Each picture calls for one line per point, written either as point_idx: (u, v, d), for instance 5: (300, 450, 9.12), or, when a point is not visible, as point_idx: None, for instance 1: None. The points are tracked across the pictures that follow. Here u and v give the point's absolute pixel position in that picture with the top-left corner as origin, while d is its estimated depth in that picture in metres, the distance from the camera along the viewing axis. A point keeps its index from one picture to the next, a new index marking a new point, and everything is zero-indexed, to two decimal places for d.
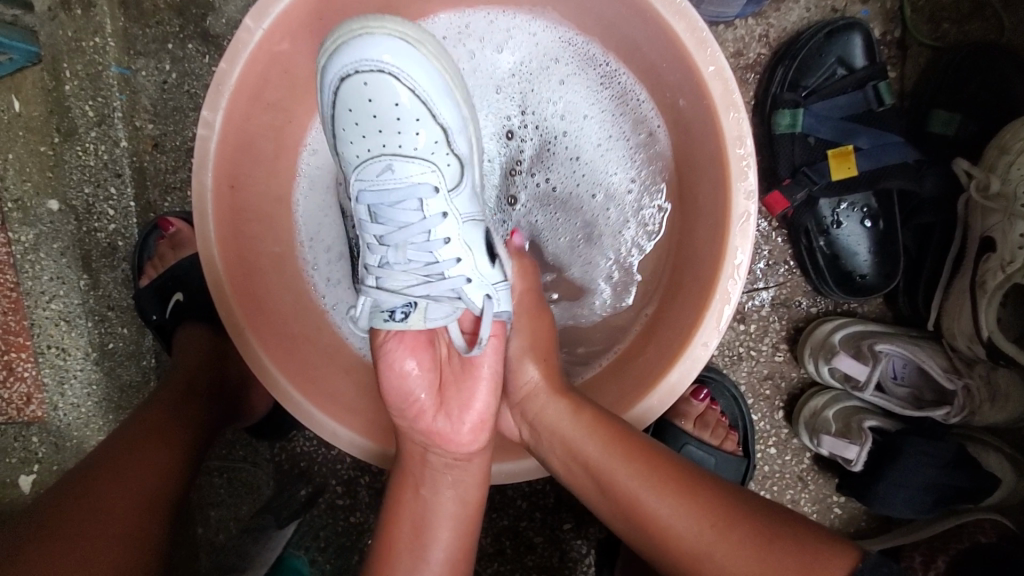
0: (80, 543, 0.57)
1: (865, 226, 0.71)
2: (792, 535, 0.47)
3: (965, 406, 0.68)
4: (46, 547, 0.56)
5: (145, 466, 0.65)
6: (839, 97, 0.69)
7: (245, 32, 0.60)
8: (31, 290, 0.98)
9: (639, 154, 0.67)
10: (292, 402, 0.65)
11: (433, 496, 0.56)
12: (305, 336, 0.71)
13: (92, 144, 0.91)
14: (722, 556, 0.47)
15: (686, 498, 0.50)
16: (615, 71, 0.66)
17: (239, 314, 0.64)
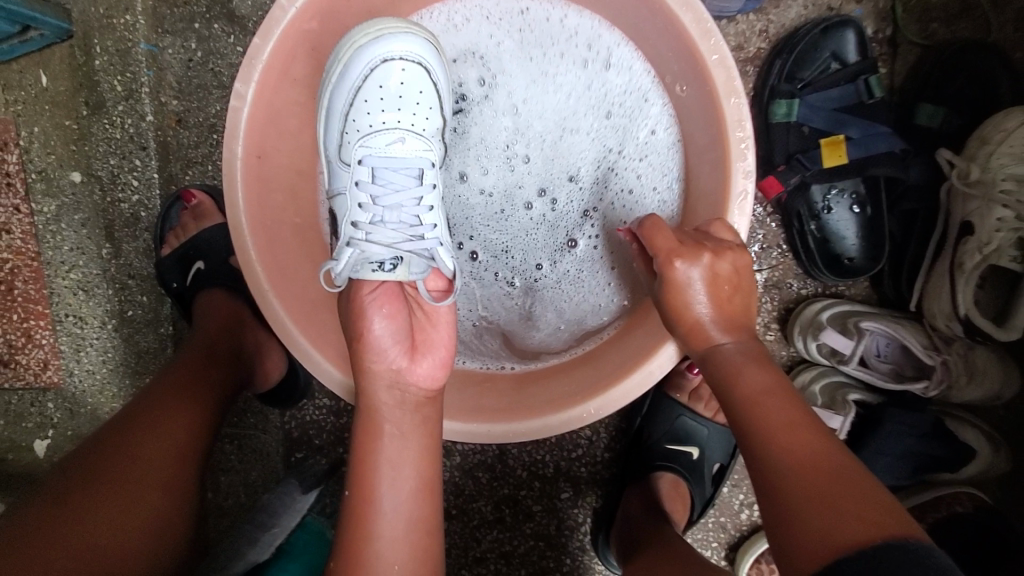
0: (118, 492, 0.61)
1: (854, 212, 0.76)
2: (848, 502, 0.43)
3: (943, 380, 0.72)
4: (87, 493, 0.60)
5: (174, 422, 0.68)
6: (832, 89, 0.74)
7: (279, 10, 0.64)
8: (52, 261, 1.03)
9: (643, 140, 0.74)
10: (307, 356, 0.70)
11: (401, 432, 0.59)
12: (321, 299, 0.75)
13: (118, 117, 0.95)
14: (772, 501, 0.46)
15: (759, 443, 0.50)
16: (628, 62, 0.73)
17: (259, 269, 0.68)
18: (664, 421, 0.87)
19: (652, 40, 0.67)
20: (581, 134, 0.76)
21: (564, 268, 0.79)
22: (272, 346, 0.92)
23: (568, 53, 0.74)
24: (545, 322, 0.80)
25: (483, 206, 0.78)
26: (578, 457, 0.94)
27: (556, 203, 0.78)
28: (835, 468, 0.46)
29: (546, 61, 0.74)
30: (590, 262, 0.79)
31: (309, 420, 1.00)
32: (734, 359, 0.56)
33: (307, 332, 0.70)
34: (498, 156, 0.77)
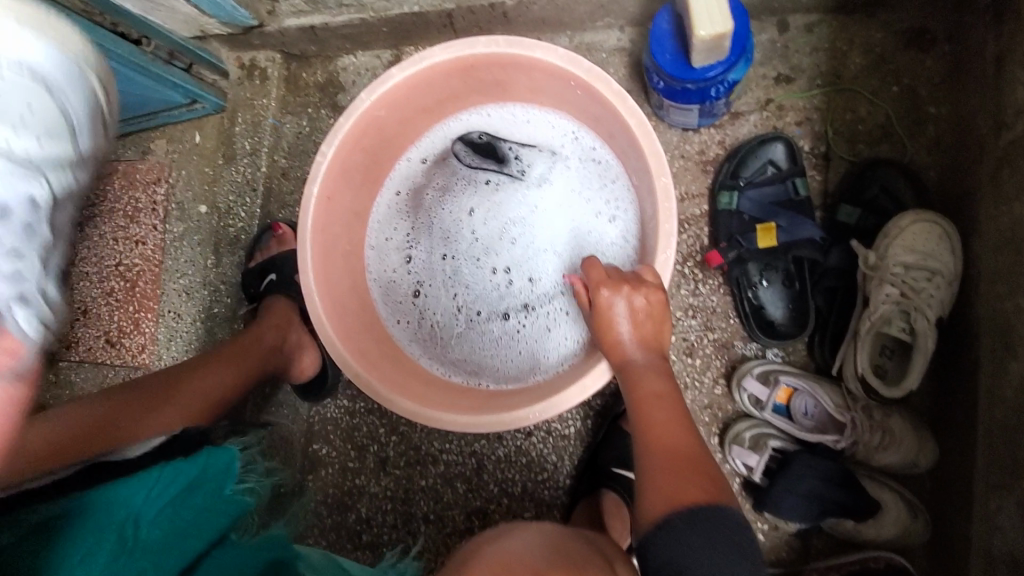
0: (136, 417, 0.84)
1: (784, 285, 0.90)
2: (702, 477, 0.69)
3: (852, 436, 0.83)
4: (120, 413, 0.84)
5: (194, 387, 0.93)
6: (768, 188, 0.93)
7: (360, 101, 0.94)
8: (170, 268, 1.43)
9: (617, 252, 0.99)
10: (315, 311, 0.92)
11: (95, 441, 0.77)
12: (344, 270, 1.02)
13: (243, 167, 1.28)
14: (653, 472, 0.71)
15: (651, 435, 0.73)
16: (620, 196, 1.00)
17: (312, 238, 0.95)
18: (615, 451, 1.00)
19: (618, 140, 0.92)
20: (563, 240, 1.04)
21: (488, 326, 1.06)
22: (309, 347, 1.15)
23: (595, 198, 1.02)
24: (483, 357, 1.04)
25: (465, 249, 1.08)
26: (543, 481, 1.06)
27: (515, 282, 1.05)
28: (694, 455, 0.71)
29: (577, 193, 1.04)
30: (510, 334, 1.04)
31: (328, 417, 1.19)
32: (639, 367, 0.76)
33: (334, 319, 0.93)
34: (500, 219, 1.07)
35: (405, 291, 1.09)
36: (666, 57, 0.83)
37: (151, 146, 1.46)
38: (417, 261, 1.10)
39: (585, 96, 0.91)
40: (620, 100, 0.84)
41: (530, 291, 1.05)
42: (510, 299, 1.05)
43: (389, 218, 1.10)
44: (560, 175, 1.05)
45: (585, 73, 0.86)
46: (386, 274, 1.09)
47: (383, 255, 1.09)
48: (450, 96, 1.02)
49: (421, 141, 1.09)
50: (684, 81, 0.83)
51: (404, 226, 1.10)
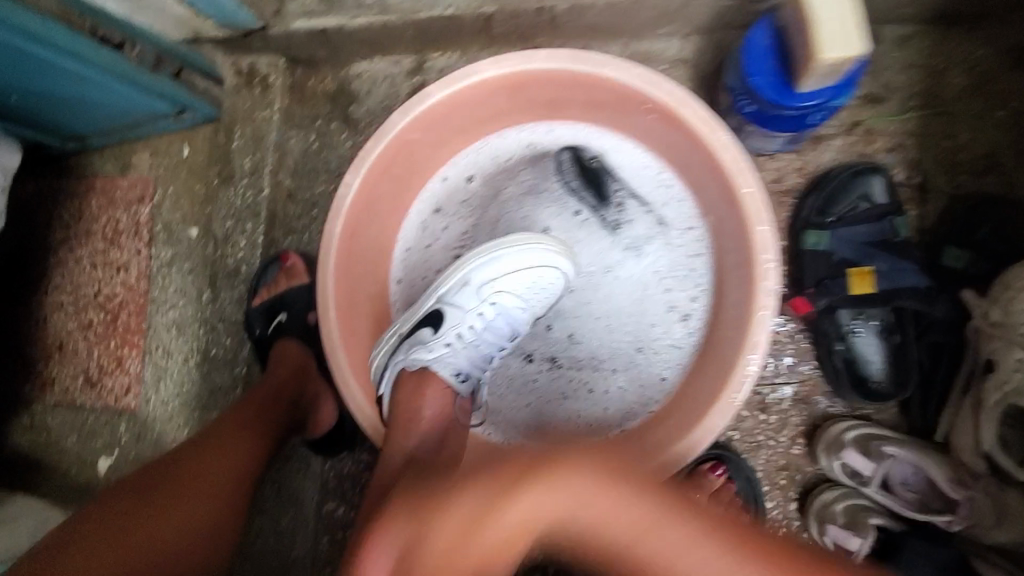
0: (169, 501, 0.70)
1: (882, 338, 0.80)
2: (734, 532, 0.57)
3: (970, 517, 0.71)
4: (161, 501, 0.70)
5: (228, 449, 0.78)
6: (861, 226, 0.81)
7: (392, 123, 0.81)
8: (157, 298, 1.27)
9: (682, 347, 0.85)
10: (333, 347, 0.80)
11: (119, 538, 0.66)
12: (370, 302, 0.88)
13: (243, 188, 1.12)
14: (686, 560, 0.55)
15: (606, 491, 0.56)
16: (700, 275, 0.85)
17: (338, 269, 0.82)
18: None
19: (695, 172, 0.80)
20: (614, 318, 0.87)
21: (506, 362, 0.93)
22: (325, 397, 1.01)
23: (677, 290, 0.86)
24: (502, 397, 0.91)
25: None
26: None
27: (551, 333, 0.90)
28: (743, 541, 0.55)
29: (659, 279, 0.87)
30: (522, 382, 0.91)
31: (345, 474, 1.05)
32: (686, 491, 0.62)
33: (360, 377, 0.81)
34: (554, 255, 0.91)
35: None
36: (760, 79, 0.72)
37: (132, 160, 1.31)
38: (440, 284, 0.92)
39: (658, 122, 0.78)
40: (707, 129, 0.72)
41: (567, 351, 0.89)
42: (535, 347, 0.91)
43: (424, 232, 0.93)
44: (643, 238, 0.87)
45: (666, 96, 0.74)
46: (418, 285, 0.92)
47: (417, 265, 0.93)
48: (494, 116, 0.88)
49: (466, 154, 0.93)
50: (784, 107, 0.73)
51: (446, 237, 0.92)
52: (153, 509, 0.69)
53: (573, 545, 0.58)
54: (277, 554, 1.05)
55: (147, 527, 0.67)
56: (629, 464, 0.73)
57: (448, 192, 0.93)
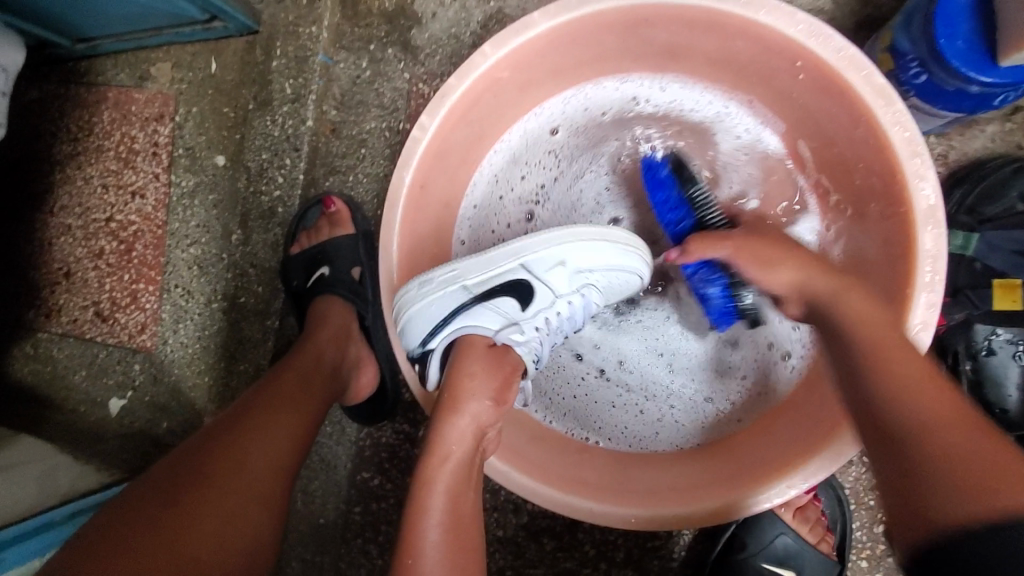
0: (216, 495, 0.59)
1: (1021, 363, 0.71)
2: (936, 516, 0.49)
3: None
4: (202, 495, 0.59)
5: (279, 432, 0.69)
6: (1016, 231, 0.70)
7: (482, 56, 0.67)
8: (176, 232, 1.15)
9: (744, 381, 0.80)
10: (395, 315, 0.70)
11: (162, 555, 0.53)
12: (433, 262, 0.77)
13: (281, 116, 0.98)
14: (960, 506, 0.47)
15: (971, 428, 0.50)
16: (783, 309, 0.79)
17: (404, 221, 0.71)
18: (763, 539, 0.84)
19: (840, 149, 0.67)
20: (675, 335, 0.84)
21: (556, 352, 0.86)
22: (368, 363, 0.93)
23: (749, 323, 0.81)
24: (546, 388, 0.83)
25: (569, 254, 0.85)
26: (653, 548, 0.87)
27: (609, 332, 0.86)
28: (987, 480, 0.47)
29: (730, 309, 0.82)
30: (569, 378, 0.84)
31: (384, 443, 0.99)
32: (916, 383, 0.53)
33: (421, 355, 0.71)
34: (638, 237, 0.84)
35: None
36: (956, 43, 0.59)
37: (150, 70, 1.16)
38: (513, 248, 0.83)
39: (808, 85, 0.65)
40: (880, 100, 0.59)
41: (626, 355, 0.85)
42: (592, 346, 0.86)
43: (498, 185, 0.82)
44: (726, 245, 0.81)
45: (832, 54, 0.60)
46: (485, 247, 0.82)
47: (486, 223, 0.82)
48: (598, 59, 0.74)
49: (554, 103, 0.80)
50: (969, 82, 0.59)
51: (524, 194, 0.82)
52: (213, 490, 0.59)
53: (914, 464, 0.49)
54: (308, 518, 0.99)
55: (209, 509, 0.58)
56: (726, 477, 0.68)
57: (531, 144, 0.81)
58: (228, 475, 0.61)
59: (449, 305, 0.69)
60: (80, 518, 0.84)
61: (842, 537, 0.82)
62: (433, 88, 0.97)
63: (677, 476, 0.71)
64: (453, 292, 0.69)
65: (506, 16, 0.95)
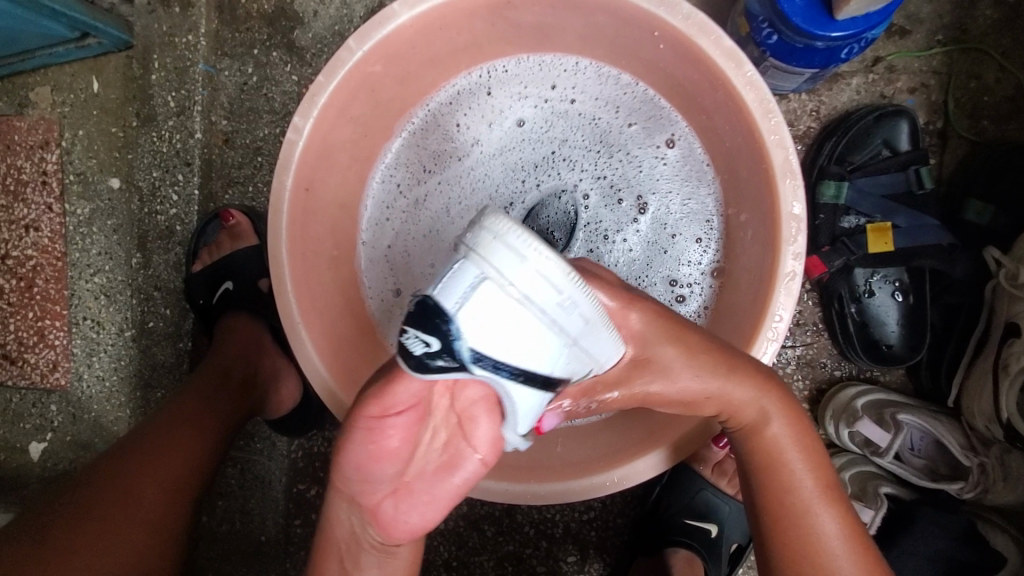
0: (103, 518, 0.62)
1: (896, 300, 0.75)
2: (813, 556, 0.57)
3: (980, 483, 0.71)
4: (89, 523, 0.61)
5: (177, 454, 0.70)
6: (881, 177, 0.74)
7: (347, 51, 0.66)
8: (78, 262, 1.11)
9: None
10: (288, 317, 0.68)
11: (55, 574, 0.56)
12: (333, 258, 0.76)
13: (167, 131, 0.95)
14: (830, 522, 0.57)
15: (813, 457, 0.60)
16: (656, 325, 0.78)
17: (285, 218, 0.68)
18: (684, 495, 0.86)
19: (708, 112, 0.69)
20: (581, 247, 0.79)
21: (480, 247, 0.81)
22: (287, 374, 0.93)
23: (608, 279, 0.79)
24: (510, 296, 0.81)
25: (474, 182, 0.81)
26: (589, 520, 0.89)
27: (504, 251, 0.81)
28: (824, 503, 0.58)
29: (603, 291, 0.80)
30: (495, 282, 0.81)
31: (316, 451, 0.98)
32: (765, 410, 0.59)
33: (330, 358, 0.70)
34: (566, 167, 0.80)
35: (396, 234, 0.81)
36: (795, 2, 0.61)
37: (29, 96, 1.10)
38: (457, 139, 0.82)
39: (670, 54, 0.66)
40: (731, 63, 0.61)
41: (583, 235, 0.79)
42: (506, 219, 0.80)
43: (400, 172, 0.82)
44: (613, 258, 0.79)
45: (681, 22, 0.62)
46: (447, 121, 0.81)
47: (393, 210, 0.82)
48: (471, 45, 0.74)
49: (455, 86, 0.81)
50: (815, 38, 0.62)
51: (429, 169, 0.81)
52: (96, 515, 0.61)
53: (777, 502, 0.58)
54: (248, 538, 0.98)
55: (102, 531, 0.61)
56: (629, 446, 0.69)
57: (431, 128, 0.81)
58: (119, 497, 0.63)
59: (536, 344, 0.42)
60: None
61: None
62: None
63: (599, 448, 0.72)
64: (543, 332, 0.41)
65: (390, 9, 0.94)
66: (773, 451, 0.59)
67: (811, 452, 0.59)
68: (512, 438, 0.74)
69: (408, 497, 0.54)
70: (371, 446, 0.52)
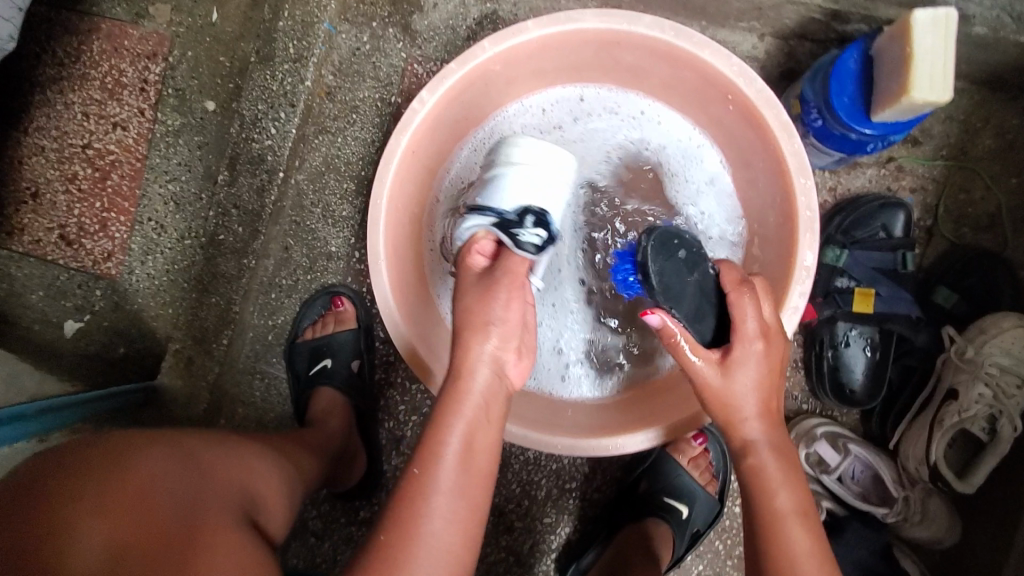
0: (172, 459, 0.62)
1: (866, 353, 0.90)
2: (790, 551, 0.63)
3: (901, 512, 0.87)
4: (162, 457, 0.61)
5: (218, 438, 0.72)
6: (875, 253, 0.90)
7: (481, 49, 0.80)
8: (155, 167, 1.17)
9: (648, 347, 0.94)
10: (375, 249, 0.81)
11: (142, 490, 0.56)
12: (416, 212, 0.89)
13: (281, 74, 1.06)
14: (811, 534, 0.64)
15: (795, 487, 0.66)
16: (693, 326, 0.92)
17: (392, 171, 0.81)
18: (662, 478, 0.99)
19: (753, 167, 0.85)
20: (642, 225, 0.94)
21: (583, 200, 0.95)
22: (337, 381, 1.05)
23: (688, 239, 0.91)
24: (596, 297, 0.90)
25: None
26: (569, 489, 1.02)
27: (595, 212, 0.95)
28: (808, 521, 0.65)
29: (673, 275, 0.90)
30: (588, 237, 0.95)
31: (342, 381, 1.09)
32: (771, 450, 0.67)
33: (398, 294, 0.83)
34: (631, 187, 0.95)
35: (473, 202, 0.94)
36: (843, 99, 0.78)
37: (148, 9, 1.18)
38: (535, 135, 0.94)
39: (735, 115, 0.82)
40: (783, 134, 0.76)
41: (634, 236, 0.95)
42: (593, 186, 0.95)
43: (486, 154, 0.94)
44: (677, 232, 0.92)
45: (753, 93, 0.77)
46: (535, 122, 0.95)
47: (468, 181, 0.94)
48: (575, 67, 0.89)
49: (549, 96, 0.94)
50: (851, 130, 0.78)
51: None
52: (168, 457, 0.62)
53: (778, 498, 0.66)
54: None
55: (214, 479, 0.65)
56: (673, 405, 0.82)
57: (521, 123, 0.94)
58: (187, 454, 0.64)
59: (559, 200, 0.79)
60: (63, 412, 0.89)
61: (723, 484, 0.98)
62: (426, 69, 1.11)
63: (631, 415, 0.86)
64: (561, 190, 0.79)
65: (499, 18, 1.09)
66: (758, 475, 0.66)
67: (793, 482, 0.65)
68: (532, 399, 0.89)
69: (519, 353, 0.70)
70: (498, 323, 0.67)
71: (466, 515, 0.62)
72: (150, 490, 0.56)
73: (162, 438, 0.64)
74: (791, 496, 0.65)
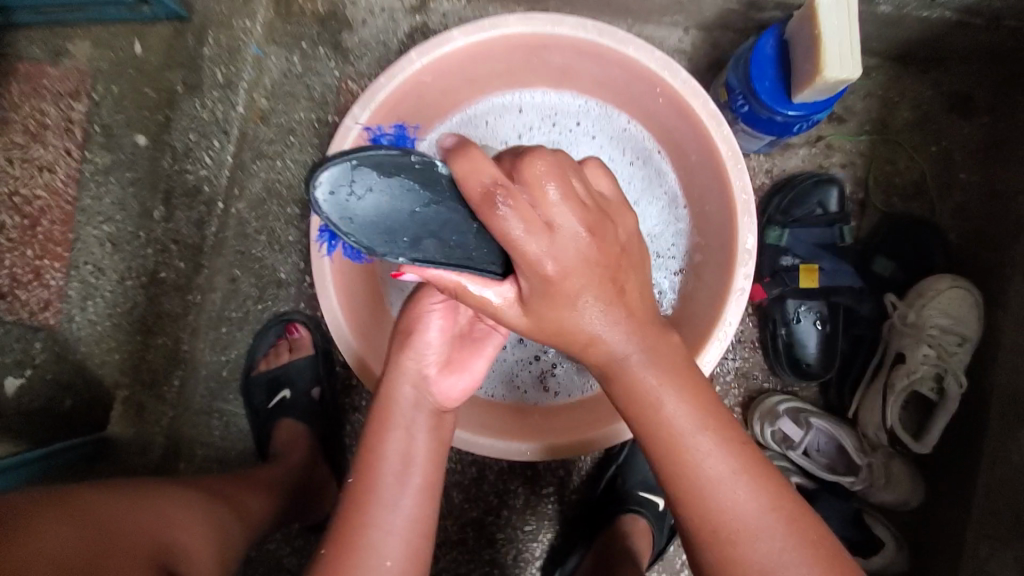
0: (91, 513, 0.62)
1: (817, 327, 0.92)
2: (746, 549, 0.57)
3: (867, 479, 0.89)
4: (82, 512, 0.61)
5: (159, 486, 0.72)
6: (814, 229, 0.93)
7: (408, 61, 0.79)
8: (88, 209, 1.02)
9: None
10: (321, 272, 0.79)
11: (51, 537, 0.56)
12: None
13: (210, 100, 1.05)
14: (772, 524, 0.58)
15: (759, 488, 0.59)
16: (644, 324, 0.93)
17: None
18: (637, 473, 0.99)
19: (688, 156, 0.86)
20: None
21: None
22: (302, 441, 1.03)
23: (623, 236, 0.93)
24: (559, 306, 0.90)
25: None
26: (546, 494, 1.01)
27: None
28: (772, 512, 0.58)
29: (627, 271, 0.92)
30: None
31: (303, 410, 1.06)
32: (650, 389, 0.60)
33: (348, 315, 0.81)
34: None
35: None
36: (765, 84, 0.80)
37: None
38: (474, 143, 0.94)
39: (666, 107, 0.83)
40: (712, 121, 0.78)
41: None
42: None
43: None
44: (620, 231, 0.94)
45: (678, 85, 0.79)
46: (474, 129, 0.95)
47: None
48: (506, 73, 0.90)
49: (485, 104, 0.95)
50: (776, 112, 0.81)
51: None
52: (88, 510, 0.62)
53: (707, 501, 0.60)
54: None
55: (118, 535, 0.62)
56: None
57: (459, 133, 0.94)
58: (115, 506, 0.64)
59: None
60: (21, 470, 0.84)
61: None
62: (360, 86, 1.09)
63: (594, 413, 0.85)
64: None
65: (429, 30, 1.08)
66: (634, 400, 0.61)
67: (681, 389, 0.60)
68: (494, 410, 0.88)
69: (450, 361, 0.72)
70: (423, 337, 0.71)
71: (409, 525, 0.65)
72: (56, 538, 0.56)
73: (92, 493, 0.65)
74: (681, 403, 0.60)
